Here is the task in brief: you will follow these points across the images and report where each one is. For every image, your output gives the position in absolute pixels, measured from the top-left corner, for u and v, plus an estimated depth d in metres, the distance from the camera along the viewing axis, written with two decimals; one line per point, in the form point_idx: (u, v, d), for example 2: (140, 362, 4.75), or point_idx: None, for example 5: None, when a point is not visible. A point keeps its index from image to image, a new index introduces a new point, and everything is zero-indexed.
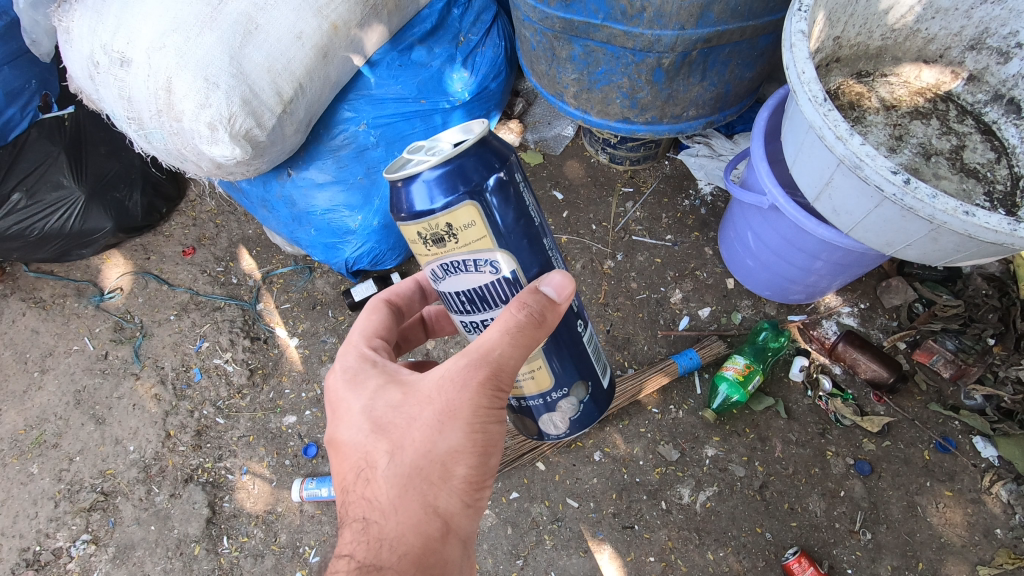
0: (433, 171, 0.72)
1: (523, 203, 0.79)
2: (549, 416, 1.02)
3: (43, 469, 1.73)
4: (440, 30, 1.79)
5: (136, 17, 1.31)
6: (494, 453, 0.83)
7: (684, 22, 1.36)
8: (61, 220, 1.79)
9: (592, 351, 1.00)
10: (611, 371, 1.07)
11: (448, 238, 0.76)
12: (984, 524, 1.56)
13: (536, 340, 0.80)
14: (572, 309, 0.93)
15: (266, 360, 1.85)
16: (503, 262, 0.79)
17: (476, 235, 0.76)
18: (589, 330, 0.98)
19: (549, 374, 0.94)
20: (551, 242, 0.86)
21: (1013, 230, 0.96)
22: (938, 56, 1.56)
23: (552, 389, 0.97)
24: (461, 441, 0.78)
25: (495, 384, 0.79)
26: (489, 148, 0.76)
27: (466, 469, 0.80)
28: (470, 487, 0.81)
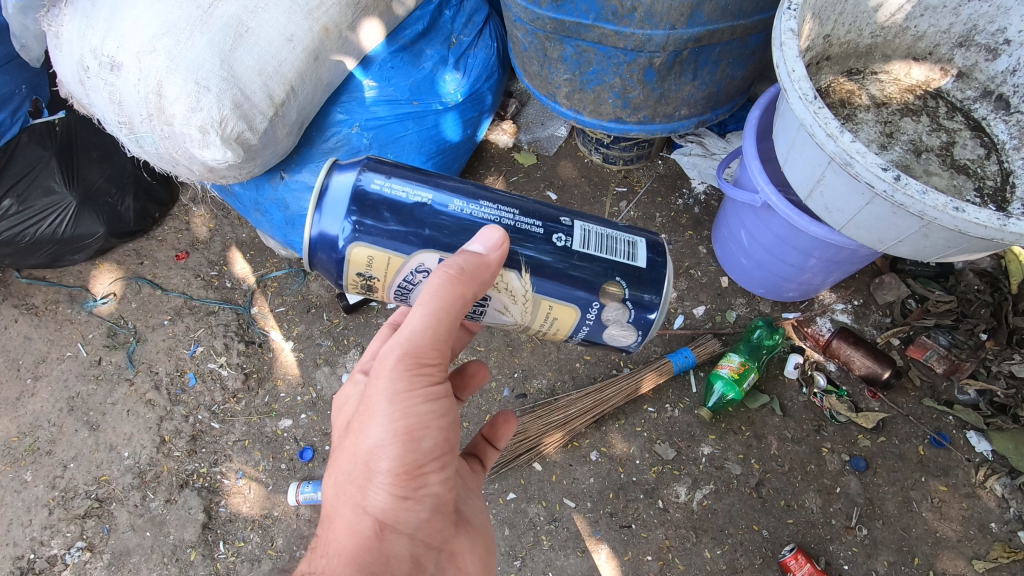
0: (317, 243, 0.89)
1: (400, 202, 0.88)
2: (609, 330, 1.00)
3: (36, 476, 1.72)
4: (431, 31, 1.79)
5: (125, 21, 1.31)
6: (423, 438, 0.83)
7: (675, 21, 1.36)
8: (53, 225, 1.79)
9: (593, 250, 0.94)
10: (643, 240, 0.98)
11: (372, 277, 0.91)
12: (979, 518, 1.57)
13: (449, 302, 0.82)
14: (541, 228, 0.92)
15: (260, 364, 1.84)
16: (424, 262, 0.89)
17: (383, 261, 0.89)
18: (576, 233, 0.93)
19: (565, 305, 0.95)
20: (462, 201, 0.90)
21: (1002, 225, 0.97)
22: (927, 53, 1.57)
23: (584, 311, 0.96)
24: (378, 428, 0.82)
25: (412, 362, 0.83)
26: (336, 184, 0.89)
27: (387, 461, 0.82)
28: (399, 478, 0.83)
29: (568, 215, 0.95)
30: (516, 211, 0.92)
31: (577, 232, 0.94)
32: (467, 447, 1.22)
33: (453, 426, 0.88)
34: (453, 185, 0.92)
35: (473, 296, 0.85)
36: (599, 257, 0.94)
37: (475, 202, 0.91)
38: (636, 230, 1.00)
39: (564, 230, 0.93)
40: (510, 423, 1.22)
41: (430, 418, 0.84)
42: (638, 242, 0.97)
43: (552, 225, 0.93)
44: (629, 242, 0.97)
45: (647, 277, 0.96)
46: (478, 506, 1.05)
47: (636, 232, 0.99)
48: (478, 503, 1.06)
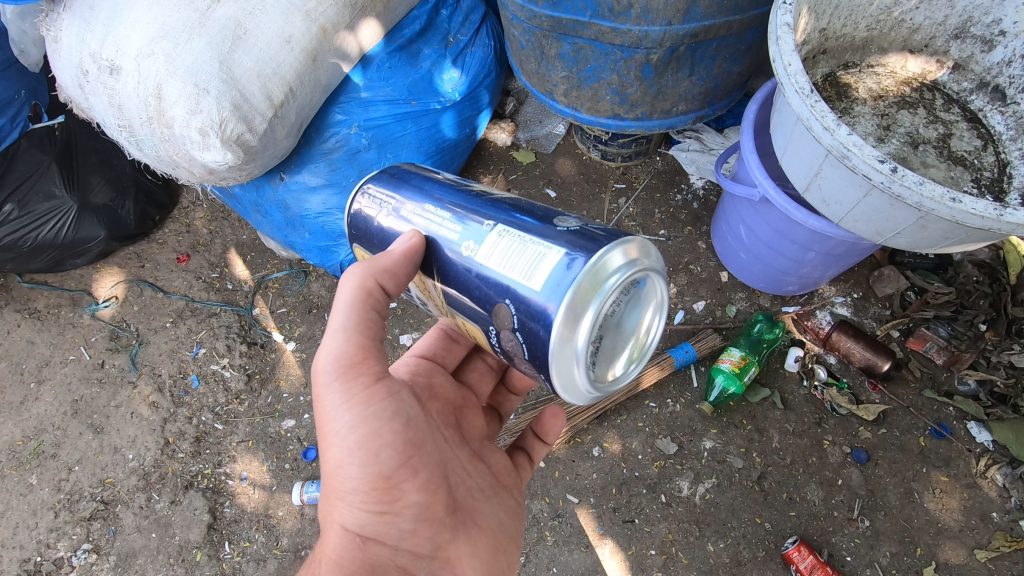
0: None
1: (370, 206, 0.88)
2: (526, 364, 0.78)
3: (41, 480, 1.73)
4: (429, 31, 1.79)
5: (123, 25, 1.31)
6: (382, 449, 0.84)
7: (671, 17, 1.37)
8: (54, 229, 1.79)
9: (496, 255, 0.75)
10: (559, 255, 0.70)
11: None
12: (981, 508, 1.58)
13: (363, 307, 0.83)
14: (453, 236, 0.79)
15: (263, 365, 1.85)
16: None
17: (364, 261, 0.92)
18: (486, 239, 0.76)
19: (470, 322, 0.82)
20: (412, 206, 0.84)
21: (999, 215, 0.98)
22: (923, 45, 1.58)
23: (486, 332, 0.80)
24: (332, 445, 0.84)
25: (346, 372, 0.82)
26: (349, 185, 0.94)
27: (351, 476, 0.84)
28: (370, 491, 0.85)
29: (487, 216, 0.78)
30: (446, 213, 0.81)
31: (485, 238, 0.76)
32: (518, 440, 1.25)
33: (410, 429, 0.88)
34: (416, 187, 0.86)
35: (387, 294, 0.84)
36: (495, 270, 0.74)
37: (421, 204, 0.84)
38: (569, 236, 0.72)
39: (475, 236, 0.77)
40: (557, 419, 1.20)
41: (378, 427, 0.84)
42: (551, 256, 0.71)
43: (468, 227, 0.78)
44: (538, 255, 0.72)
45: (543, 305, 0.69)
46: (497, 509, 1.02)
47: (566, 239, 0.71)
48: (503, 503, 1.05)
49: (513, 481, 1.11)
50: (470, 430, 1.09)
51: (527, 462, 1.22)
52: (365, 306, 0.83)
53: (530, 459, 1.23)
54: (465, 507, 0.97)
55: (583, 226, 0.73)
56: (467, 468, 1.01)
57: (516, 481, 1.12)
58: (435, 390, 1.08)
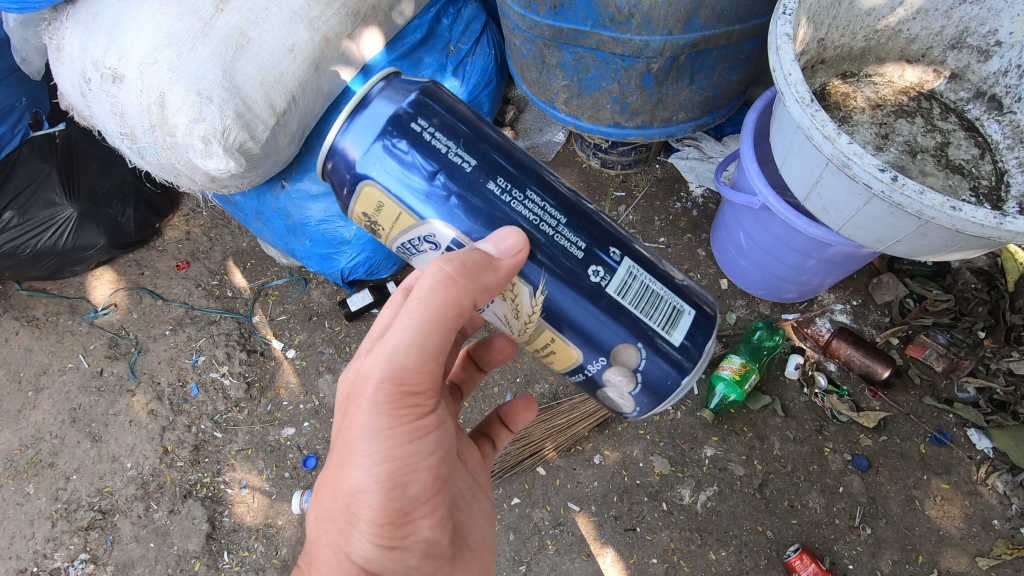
0: (336, 145, 0.82)
1: (433, 150, 0.79)
2: (609, 389, 0.91)
3: (39, 489, 1.72)
4: (430, 40, 1.80)
5: (127, 33, 1.32)
6: (411, 482, 0.84)
7: (672, 27, 1.38)
8: (53, 237, 1.78)
9: (631, 300, 0.85)
10: (692, 314, 0.87)
11: (377, 226, 0.86)
12: (982, 515, 1.58)
13: (445, 329, 0.82)
14: (576, 257, 0.83)
15: (263, 373, 1.84)
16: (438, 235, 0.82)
17: (392, 212, 0.82)
18: (617, 274, 0.84)
19: (568, 345, 0.87)
20: (504, 183, 0.81)
21: (999, 224, 0.98)
22: (921, 55, 1.59)
23: (585, 361, 0.88)
24: (358, 467, 0.82)
25: (399, 394, 0.81)
26: (387, 102, 0.80)
27: (370, 508, 0.83)
28: (383, 526, 0.84)
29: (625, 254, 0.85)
30: (560, 219, 0.83)
31: (619, 274, 0.84)
32: (482, 425, 1.25)
33: (443, 464, 0.88)
34: (503, 153, 0.82)
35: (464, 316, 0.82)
36: (631, 315, 0.85)
37: (519, 191, 0.81)
38: (690, 295, 0.89)
39: (606, 265, 0.84)
40: (530, 410, 1.25)
41: (415, 460, 0.84)
42: (684, 313, 0.87)
43: (596, 250, 0.83)
44: (678, 317, 0.87)
45: (679, 358, 0.87)
46: (479, 517, 1.03)
47: (690, 299, 0.88)
48: (485, 511, 1.05)
49: (486, 479, 1.10)
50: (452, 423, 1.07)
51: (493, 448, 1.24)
52: (449, 327, 0.82)
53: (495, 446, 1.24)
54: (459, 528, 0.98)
55: (690, 283, 0.90)
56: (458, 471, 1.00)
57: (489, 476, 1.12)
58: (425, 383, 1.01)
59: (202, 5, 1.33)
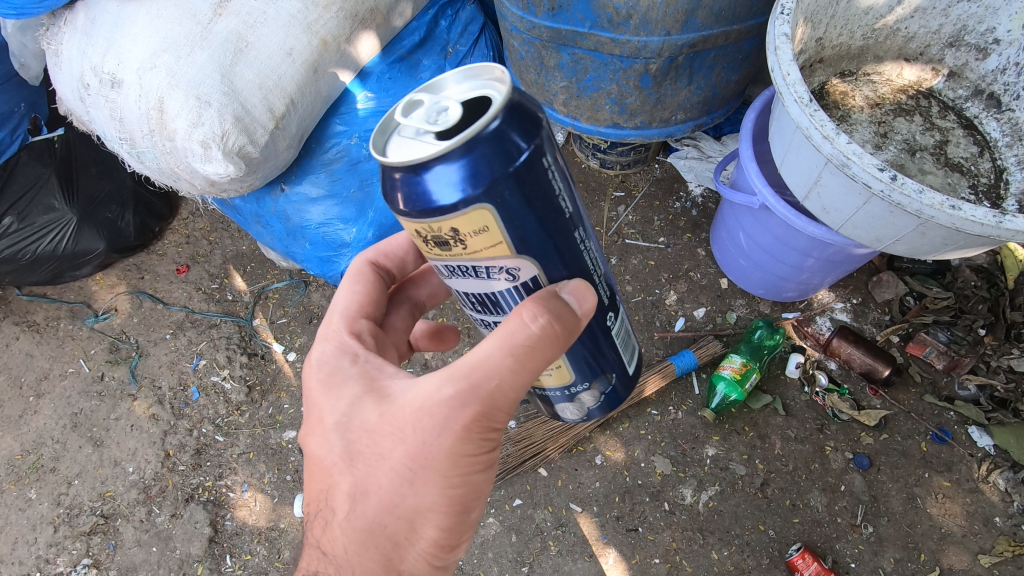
0: (447, 160, 0.58)
1: (549, 187, 0.66)
2: (570, 404, 0.97)
3: (41, 494, 1.72)
4: (428, 42, 1.80)
5: (125, 38, 1.32)
6: (473, 508, 0.79)
7: (670, 27, 1.38)
8: (52, 243, 1.78)
9: (620, 342, 0.93)
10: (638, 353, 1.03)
11: (452, 243, 0.65)
12: (983, 513, 1.58)
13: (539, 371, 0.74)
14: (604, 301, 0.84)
15: (264, 376, 1.84)
16: (521, 270, 0.69)
17: (491, 240, 0.64)
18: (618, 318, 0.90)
19: (568, 370, 0.88)
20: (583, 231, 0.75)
21: (999, 222, 0.98)
22: (918, 53, 1.59)
23: (571, 384, 0.91)
24: (430, 491, 0.74)
25: (486, 428, 0.73)
26: (517, 123, 0.61)
27: (433, 530, 0.76)
28: (439, 549, 0.78)
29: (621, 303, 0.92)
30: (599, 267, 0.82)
31: (619, 320, 0.91)
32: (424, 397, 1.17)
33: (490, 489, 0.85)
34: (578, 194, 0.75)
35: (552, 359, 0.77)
36: (617, 355, 0.93)
37: (589, 236, 0.76)
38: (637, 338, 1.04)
39: (614, 309, 0.88)
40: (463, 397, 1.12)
41: (483, 488, 0.79)
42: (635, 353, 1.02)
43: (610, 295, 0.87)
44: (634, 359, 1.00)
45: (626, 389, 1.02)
46: None
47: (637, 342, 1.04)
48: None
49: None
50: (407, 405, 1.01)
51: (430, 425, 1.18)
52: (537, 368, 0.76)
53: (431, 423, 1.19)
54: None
55: None
56: None
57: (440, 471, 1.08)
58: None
59: (200, 9, 1.32)
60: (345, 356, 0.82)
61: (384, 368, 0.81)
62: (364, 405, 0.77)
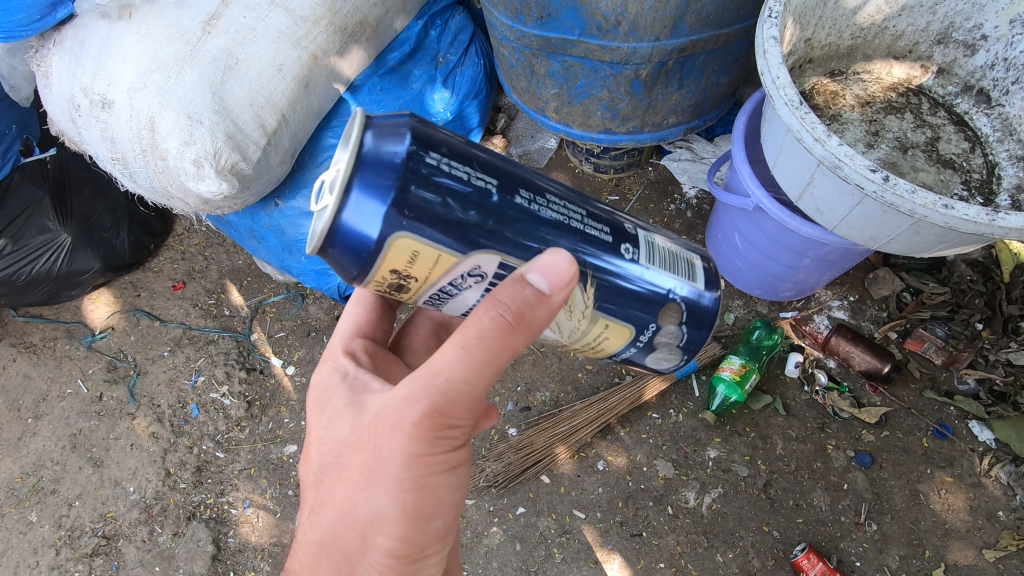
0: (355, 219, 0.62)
1: (509, 201, 0.67)
2: (656, 354, 0.87)
3: (41, 517, 1.71)
4: (418, 52, 1.81)
5: (115, 59, 1.31)
6: (434, 516, 0.79)
7: (659, 33, 1.38)
8: (47, 263, 1.77)
9: (661, 264, 0.79)
10: (698, 258, 0.85)
11: (406, 281, 0.68)
12: (987, 507, 1.58)
13: (500, 362, 0.70)
14: (609, 244, 0.75)
15: (263, 391, 1.84)
16: (483, 265, 0.68)
17: (432, 258, 0.65)
18: (643, 246, 0.78)
19: (623, 324, 0.79)
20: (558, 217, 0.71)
21: (990, 220, 0.99)
22: (907, 51, 1.60)
23: (639, 332, 0.81)
24: (380, 494, 0.75)
25: (440, 427, 0.73)
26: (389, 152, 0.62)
27: (387, 539, 0.76)
28: (397, 559, 0.78)
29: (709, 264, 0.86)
30: (608, 237, 0.75)
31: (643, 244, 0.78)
32: None
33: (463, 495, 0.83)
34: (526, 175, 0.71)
35: (528, 342, 0.69)
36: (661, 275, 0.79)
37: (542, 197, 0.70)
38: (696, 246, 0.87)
39: (631, 241, 0.77)
40: None
41: (440, 493, 0.79)
42: (695, 260, 0.85)
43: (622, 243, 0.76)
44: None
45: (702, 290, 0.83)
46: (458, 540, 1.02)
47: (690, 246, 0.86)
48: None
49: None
50: None
51: None
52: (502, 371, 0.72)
53: None
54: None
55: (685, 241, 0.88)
56: None
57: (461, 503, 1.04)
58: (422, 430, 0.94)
59: (189, 27, 1.32)
60: (336, 375, 0.86)
61: (368, 385, 0.83)
62: (340, 415, 0.81)
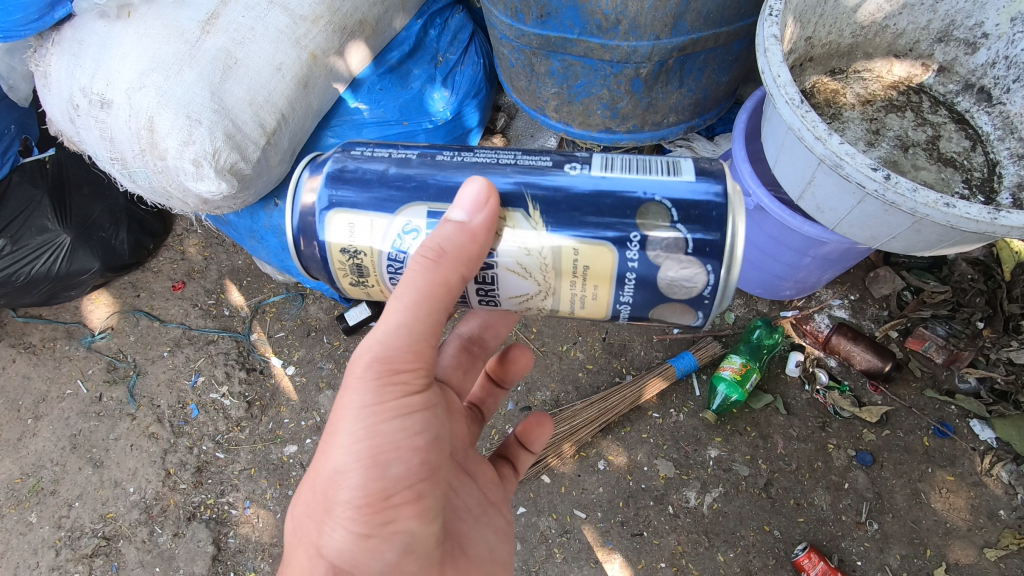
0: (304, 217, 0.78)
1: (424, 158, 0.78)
2: (667, 277, 0.75)
3: (41, 517, 1.71)
4: (418, 51, 1.80)
5: (114, 59, 1.31)
6: (395, 462, 0.75)
7: (659, 32, 1.38)
8: (47, 263, 1.77)
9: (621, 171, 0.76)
10: (686, 157, 0.78)
11: (360, 255, 0.78)
12: (988, 506, 1.58)
13: (434, 297, 0.73)
14: (547, 164, 0.77)
15: (263, 391, 1.83)
16: (415, 218, 0.76)
17: (368, 223, 0.76)
18: (595, 160, 0.77)
19: (596, 245, 0.74)
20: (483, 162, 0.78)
21: (992, 219, 0.98)
22: (908, 50, 1.60)
23: (622, 249, 0.74)
24: (336, 444, 0.74)
25: (385, 371, 0.75)
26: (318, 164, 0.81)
27: (348, 491, 0.74)
28: (363, 511, 0.74)
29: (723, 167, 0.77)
30: (548, 162, 0.77)
31: (596, 160, 0.77)
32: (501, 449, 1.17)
33: (434, 447, 0.79)
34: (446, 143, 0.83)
35: (461, 277, 0.74)
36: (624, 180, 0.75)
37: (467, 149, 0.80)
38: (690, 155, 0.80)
39: (579, 159, 0.77)
40: (541, 425, 1.16)
41: (399, 438, 0.75)
42: (681, 161, 0.77)
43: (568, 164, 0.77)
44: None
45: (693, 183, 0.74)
46: (487, 533, 0.95)
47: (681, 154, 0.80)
48: (492, 523, 0.97)
49: (501, 496, 1.03)
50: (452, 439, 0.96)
51: (513, 473, 1.14)
52: (438, 305, 0.75)
53: (515, 471, 1.15)
54: (454, 535, 0.90)
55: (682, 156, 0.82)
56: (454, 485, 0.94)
57: (505, 498, 1.03)
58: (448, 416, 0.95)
59: (188, 27, 1.32)
60: None
61: None
62: None
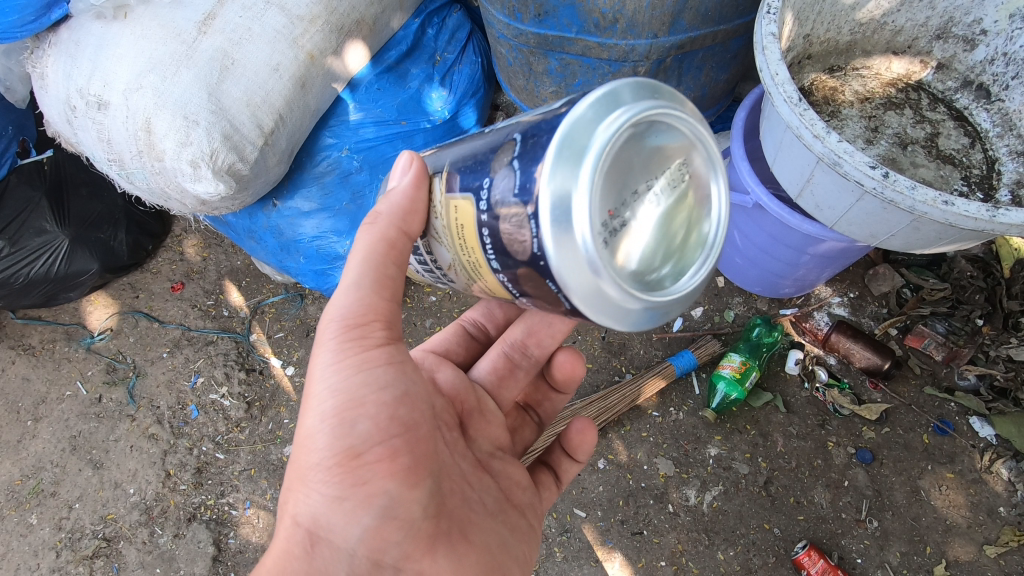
0: None
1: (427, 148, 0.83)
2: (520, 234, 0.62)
3: (41, 519, 1.71)
4: (416, 50, 1.79)
5: (111, 59, 1.31)
6: (363, 419, 0.74)
7: (657, 30, 1.38)
8: (45, 265, 1.77)
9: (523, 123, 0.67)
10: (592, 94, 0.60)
11: None
12: (987, 503, 1.58)
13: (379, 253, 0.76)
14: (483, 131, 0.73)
15: (263, 392, 1.83)
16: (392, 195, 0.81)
17: None
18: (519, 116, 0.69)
19: (463, 199, 0.67)
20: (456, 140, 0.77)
21: (991, 217, 0.98)
22: (906, 46, 1.59)
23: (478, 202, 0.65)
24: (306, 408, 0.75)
25: (344, 330, 0.76)
26: None
27: (319, 453, 0.74)
28: (334, 471, 0.74)
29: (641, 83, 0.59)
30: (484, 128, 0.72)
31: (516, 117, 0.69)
32: (546, 455, 1.20)
33: (403, 403, 0.78)
34: None
35: (400, 231, 0.76)
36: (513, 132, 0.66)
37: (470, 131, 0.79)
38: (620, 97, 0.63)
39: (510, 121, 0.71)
40: (585, 433, 1.13)
41: (363, 394, 0.75)
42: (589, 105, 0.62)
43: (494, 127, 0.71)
44: (699, 199, 0.63)
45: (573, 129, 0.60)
46: (500, 529, 0.91)
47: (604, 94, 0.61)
48: (508, 522, 0.94)
49: (526, 501, 1.02)
50: (476, 436, 1.00)
51: (553, 480, 1.16)
52: (386, 262, 0.77)
53: (557, 476, 1.17)
54: (455, 518, 0.83)
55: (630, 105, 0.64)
56: (466, 478, 0.90)
57: (530, 501, 1.02)
58: (462, 417, 1.00)
59: (185, 27, 1.31)
60: None
61: None
62: None
